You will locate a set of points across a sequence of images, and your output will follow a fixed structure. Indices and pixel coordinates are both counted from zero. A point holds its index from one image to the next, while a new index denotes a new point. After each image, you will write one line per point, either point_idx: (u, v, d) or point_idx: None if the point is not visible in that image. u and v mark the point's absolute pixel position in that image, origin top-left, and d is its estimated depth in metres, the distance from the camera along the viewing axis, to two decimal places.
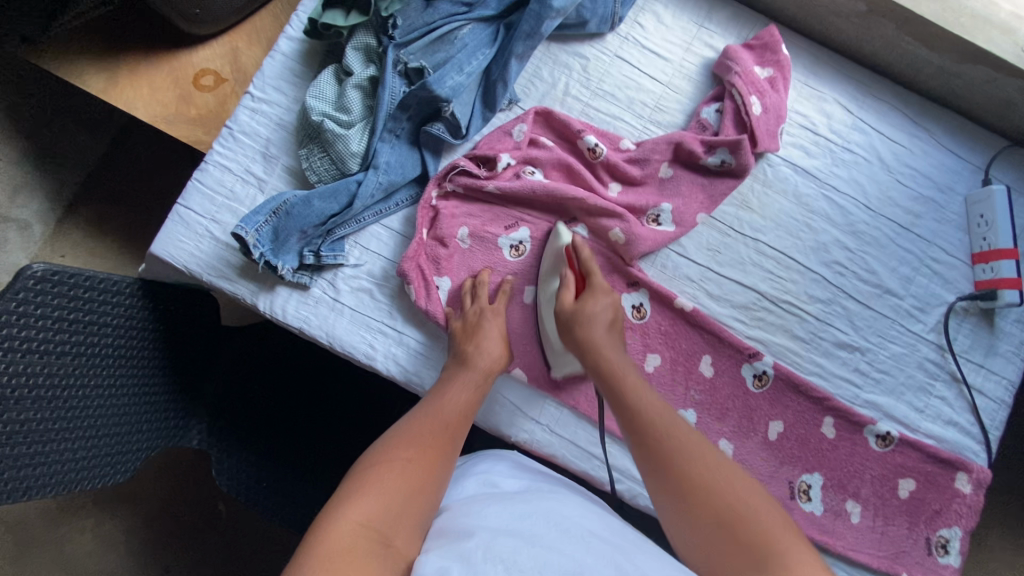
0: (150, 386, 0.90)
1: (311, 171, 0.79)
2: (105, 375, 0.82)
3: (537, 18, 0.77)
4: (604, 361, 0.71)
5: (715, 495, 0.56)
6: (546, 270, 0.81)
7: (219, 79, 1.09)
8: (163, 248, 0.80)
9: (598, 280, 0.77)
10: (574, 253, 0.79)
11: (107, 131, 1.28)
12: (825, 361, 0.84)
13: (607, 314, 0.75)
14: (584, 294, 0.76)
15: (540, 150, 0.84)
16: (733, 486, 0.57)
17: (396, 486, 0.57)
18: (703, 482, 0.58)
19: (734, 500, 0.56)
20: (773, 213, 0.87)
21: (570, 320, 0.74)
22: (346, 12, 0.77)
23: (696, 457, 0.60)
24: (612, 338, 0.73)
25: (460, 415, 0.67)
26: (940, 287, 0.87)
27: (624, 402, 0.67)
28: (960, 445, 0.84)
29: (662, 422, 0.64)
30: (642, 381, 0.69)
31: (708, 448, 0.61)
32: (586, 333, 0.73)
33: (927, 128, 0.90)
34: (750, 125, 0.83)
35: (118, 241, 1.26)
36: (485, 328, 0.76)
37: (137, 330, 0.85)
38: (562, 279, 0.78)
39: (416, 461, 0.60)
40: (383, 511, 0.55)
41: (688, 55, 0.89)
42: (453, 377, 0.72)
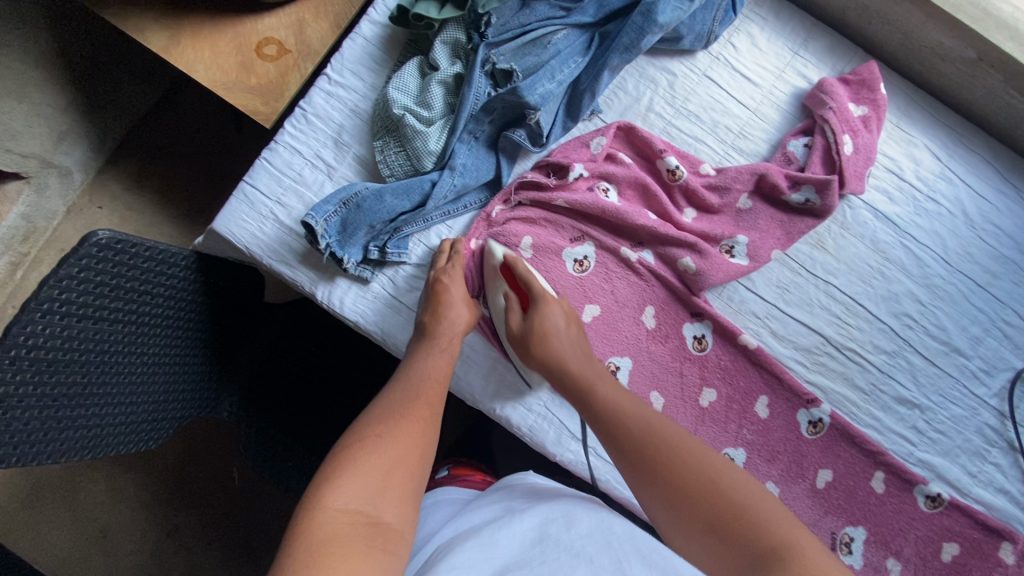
0: (190, 361, 0.89)
1: (384, 164, 0.77)
2: (151, 345, 0.79)
3: (639, 31, 0.74)
4: (571, 372, 0.66)
5: (703, 490, 0.53)
6: (489, 282, 0.77)
7: (283, 50, 1.05)
8: (225, 225, 0.78)
9: (540, 290, 0.72)
10: (512, 271, 0.75)
11: (156, 86, 1.25)
12: (882, 415, 0.82)
13: (559, 324, 0.70)
14: (531, 308, 0.72)
15: (617, 166, 0.81)
16: (720, 476, 0.55)
17: (380, 463, 0.56)
18: (695, 483, 0.54)
19: (726, 488, 0.53)
20: (848, 256, 0.84)
21: (525, 342, 0.69)
22: (440, 5, 0.74)
23: (682, 455, 0.57)
24: (573, 343, 0.70)
25: (438, 384, 0.66)
26: (1009, 351, 0.84)
27: (598, 409, 0.63)
28: (1010, 515, 0.82)
29: (638, 424, 0.60)
30: (614, 387, 0.65)
31: (691, 440, 0.58)
32: (544, 349, 0.68)
33: (1016, 185, 0.87)
34: (840, 165, 0.80)
35: (159, 198, 1.25)
36: (444, 291, 0.72)
37: (182, 304, 0.83)
38: (507, 302, 0.73)
39: (395, 436, 0.58)
40: (367, 490, 0.53)
41: (779, 82, 0.86)
42: (421, 353, 0.69)
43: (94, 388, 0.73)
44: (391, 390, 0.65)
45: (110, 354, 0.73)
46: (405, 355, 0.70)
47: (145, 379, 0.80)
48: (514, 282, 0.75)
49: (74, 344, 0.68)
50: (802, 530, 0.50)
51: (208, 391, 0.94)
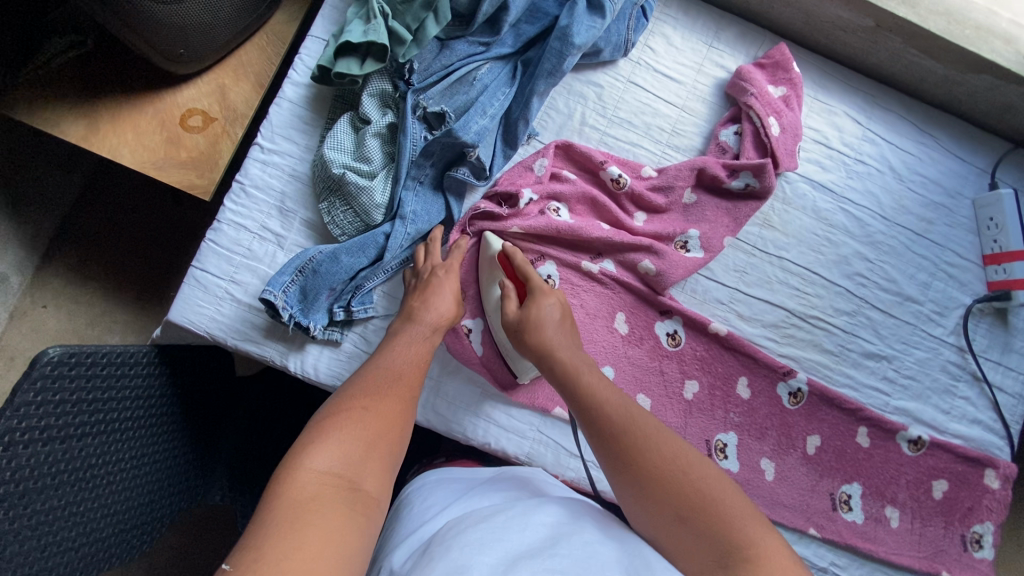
0: (173, 447, 0.86)
1: (334, 225, 0.76)
2: (126, 445, 0.77)
3: (558, 55, 0.76)
4: (559, 362, 0.68)
5: (676, 482, 0.56)
6: (487, 273, 0.78)
7: (208, 119, 1.03)
8: (182, 314, 0.76)
9: (537, 284, 0.74)
10: (509, 261, 0.76)
11: (81, 171, 1.20)
12: (855, 372, 0.86)
13: (554, 314, 0.72)
14: (526, 299, 0.73)
15: (563, 184, 0.82)
16: (694, 471, 0.57)
17: (361, 433, 0.56)
18: (666, 471, 0.57)
19: (697, 481, 0.56)
20: (795, 230, 0.88)
21: (517, 328, 0.71)
22: (361, 60, 0.73)
23: (657, 445, 0.59)
24: (565, 335, 0.71)
25: (417, 367, 0.66)
26: (956, 290, 0.90)
27: (581, 393, 0.65)
28: (987, 443, 0.87)
29: (618, 415, 0.62)
30: (599, 376, 0.67)
31: (669, 435, 0.60)
32: (536, 337, 0.70)
33: (933, 134, 0.92)
34: (771, 147, 0.84)
35: (107, 287, 1.19)
36: (437, 283, 0.72)
37: (150, 396, 0.81)
38: (502, 289, 0.74)
39: (379, 409, 0.59)
40: (346, 457, 0.53)
41: (701, 77, 0.89)
42: (400, 332, 0.69)
43: (78, 499, 0.70)
44: (373, 364, 0.65)
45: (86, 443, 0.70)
46: (387, 333, 0.71)
47: (129, 478, 0.77)
48: (512, 271, 0.76)
49: (44, 447, 0.65)
50: (766, 527, 0.53)
51: (197, 469, 0.91)
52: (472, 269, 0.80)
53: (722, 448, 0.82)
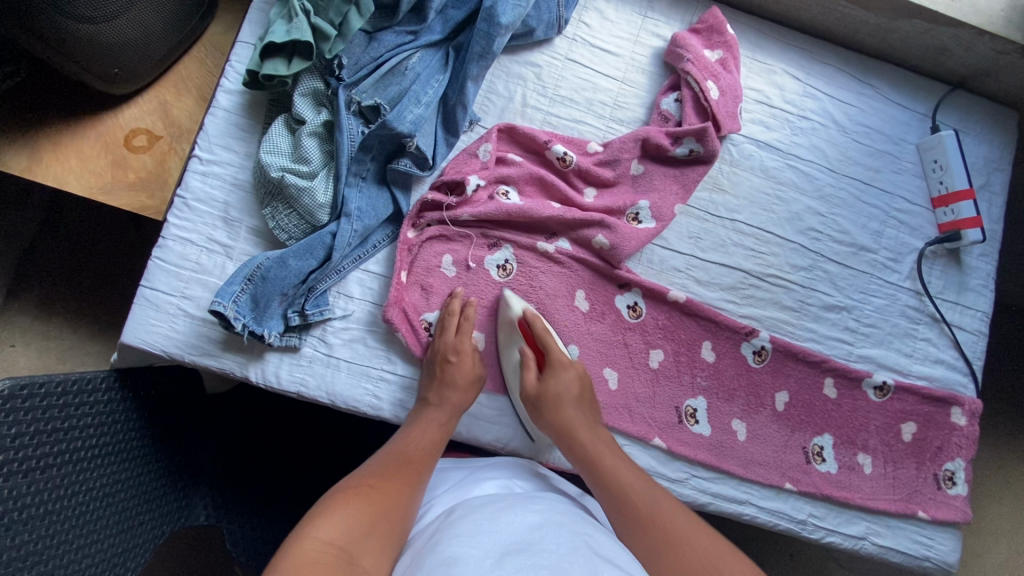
0: (151, 476, 0.85)
1: (280, 230, 0.75)
2: (98, 476, 0.76)
3: (487, 37, 0.76)
4: (579, 445, 0.71)
5: (690, 559, 0.60)
6: (504, 339, 0.80)
7: (154, 138, 1.01)
8: (135, 335, 0.75)
9: (557, 354, 0.77)
10: (528, 325, 0.78)
11: (38, 204, 1.18)
12: (816, 325, 0.87)
13: (573, 390, 0.75)
14: (546, 369, 0.76)
15: (509, 167, 0.82)
16: (707, 549, 0.61)
17: (367, 507, 0.58)
18: (679, 542, 0.61)
19: (706, 557, 0.60)
20: (745, 191, 0.88)
21: (539, 404, 0.73)
22: (287, 59, 0.72)
23: (672, 521, 0.63)
24: (583, 413, 0.74)
25: (427, 451, 0.69)
26: (909, 235, 0.91)
27: (605, 477, 0.68)
28: (951, 381, 0.88)
29: (646, 506, 0.65)
30: (617, 456, 0.71)
31: (681, 513, 0.65)
32: (556, 414, 0.73)
33: (873, 84, 0.93)
34: (711, 111, 0.84)
35: (73, 320, 1.17)
36: (452, 370, 0.75)
37: (123, 426, 0.81)
38: (523, 356, 0.77)
39: (384, 488, 0.62)
40: (349, 530, 0.55)
41: (638, 47, 0.89)
42: (416, 418, 0.73)
43: (49, 534, 0.70)
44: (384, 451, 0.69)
45: (54, 480, 0.71)
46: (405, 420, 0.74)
47: (102, 511, 0.77)
48: (530, 339, 0.79)
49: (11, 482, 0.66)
50: None
51: (180, 495, 0.90)
52: (491, 329, 0.81)
53: (693, 413, 0.83)
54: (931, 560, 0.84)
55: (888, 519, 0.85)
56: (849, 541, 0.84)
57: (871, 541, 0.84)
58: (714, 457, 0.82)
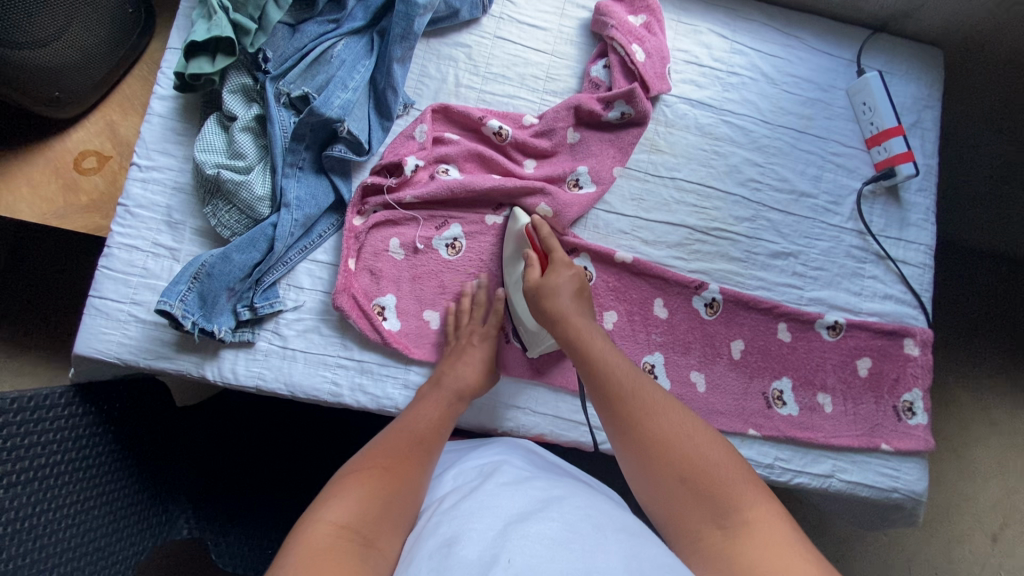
0: (129, 491, 0.84)
1: (222, 226, 0.76)
2: (71, 491, 0.76)
3: (407, 18, 0.79)
4: (571, 327, 0.70)
5: (677, 451, 0.56)
6: (514, 244, 0.82)
7: (103, 158, 0.99)
8: (88, 345, 0.75)
9: (560, 255, 0.77)
10: (535, 233, 0.79)
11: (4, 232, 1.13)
12: (764, 273, 0.89)
13: (571, 286, 0.74)
14: (547, 270, 0.76)
15: (447, 146, 0.83)
16: (698, 443, 0.56)
17: (380, 490, 0.56)
18: (673, 443, 0.57)
19: (700, 455, 0.56)
20: (682, 149, 0.90)
21: (535, 296, 0.74)
22: (211, 57, 0.74)
23: (663, 416, 0.59)
24: (578, 304, 0.73)
25: (435, 430, 0.66)
26: (847, 177, 0.93)
27: (591, 356, 0.66)
28: (901, 314, 0.90)
29: (629, 392, 0.62)
30: (608, 343, 0.68)
31: (668, 401, 0.60)
32: (551, 304, 0.72)
33: (798, 35, 0.96)
34: (638, 73, 0.86)
35: (43, 349, 1.11)
36: (469, 354, 0.76)
37: (89, 441, 0.79)
38: (526, 259, 0.77)
39: (398, 469, 0.59)
40: (361, 511, 0.53)
41: (564, 20, 0.91)
42: (422, 398, 0.71)
43: (37, 547, 0.71)
44: (390, 426, 0.66)
45: (20, 501, 0.70)
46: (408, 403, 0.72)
47: (76, 529, 0.76)
48: (534, 243, 0.80)
49: None
50: (772, 504, 0.52)
51: (161, 507, 0.88)
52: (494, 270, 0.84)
53: (651, 369, 0.84)
54: (900, 491, 0.86)
55: (853, 455, 0.86)
56: (817, 480, 0.85)
57: (838, 478, 0.85)
58: None
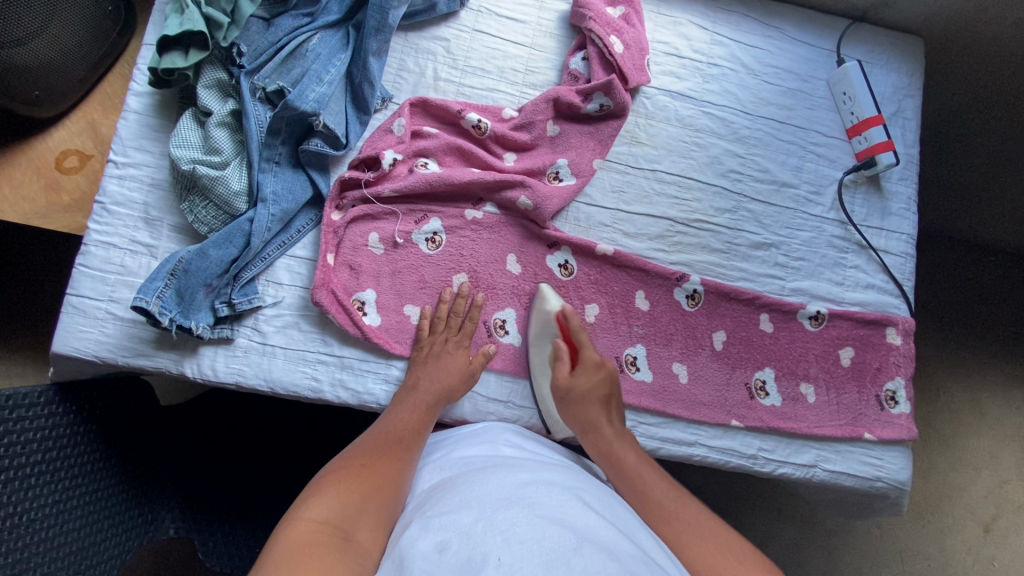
0: (111, 490, 0.83)
1: (199, 222, 0.76)
2: (52, 491, 0.75)
3: (381, 10, 0.80)
4: (603, 438, 0.71)
5: (713, 568, 0.56)
6: (541, 331, 0.82)
7: (85, 157, 0.99)
8: (65, 343, 0.74)
9: (590, 353, 0.78)
10: (565, 322, 0.80)
11: None
12: (746, 264, 0.89)
13: (602, 391, 0.75)
14: (578, 363, 0.77)
15: (426, 140, 0.83)
16: (736, 560, 0.57)
17: (359, 487, 0.57)
18: (705, 554, 0.57)
19: (733, 567, 0.56)
20: (663, 141, 0.90)
21: (565, 398, 0.75)
22: (185, 52, 0.74)
23: (699, 531, 0.60)
24: (609, 411, 0.74)
25: (414, 429, 0.69)
26: (829, 167, 0.93)
27: (628, 473, 0.67)
28: (883, 304, 0.90)
29: (662, 505, 0.63)
30: (639, 453, 0.70)
31: (705, 519, 0.61)
32: (581, 409, 0.74)
33: (778, 26, 0.96)
34: (617, 64, 0.86)
35: (25, 351, 1.10)
36: (446, 359, 0.76)
37: (71, 441, 0.78)
38: (555, 351, 0.78)
39: (377, 467, 0.60)
40: (342, 508, 0.54)
41: (543, 12, 0.91)
42: (400, 401, 0.73)
43: (20, 546, 0.71)
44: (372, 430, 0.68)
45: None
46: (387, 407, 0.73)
47: (58, 529, 0.75)
48: (564, 335, 0.80)
49: None
50: None
51: (147, 508, 0.87)
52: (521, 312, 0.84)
53: (633, 361, 0.84)
54: (884, 480, 0.86)
55: (836, 445, 0.86)
56: (801, 470, 0.85)
57: (821, 468, 0.85)
58: (659, 402, 0.83)
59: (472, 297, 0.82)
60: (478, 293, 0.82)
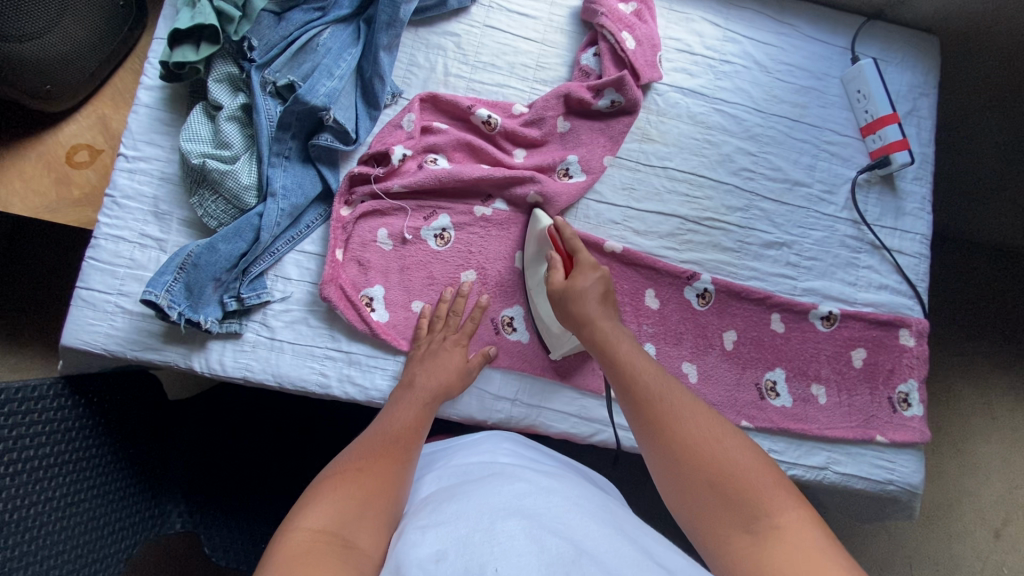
0: (120, 485, 0.83)
1: (208, 217, 0.76)
2: (62, 485, 0.75)
3: (393, 5, 0.79)
4: (595, 329, 0.68)
5: (703, 456, 0.53)
6: (538, 244, 0.80)
7: (95, 151, 0.99)
8: (75, 336, 0.74)
9: (585, 256, 0.74)
10: (558, 234, 0.77)
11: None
12: (758, 263, 0.88)
13: (597, 289, 0.71)
14: (572, 269, 0.73)
15: (436, 135, 0.83)
16: (725, 448, 0.53)
17: (358, 492, 0.55)
18: (697, 443, 0.54)
19: (726, 458, 0.53)
20: (674, 138, 0.89)
21: (562, 300, 0.71)
22: (196, 45, 0.74)
23: (689, 418, 0.56)
24: (606, 310, 0.71)
25: (414, 427, 0.66)
26: (842, 166, 0.92)
27: (618, 365, 0.63)
28: (896, 304, 0.89)
29: (650, 391, 0.59)
30: (631, 342, 0.66)
31: (694, 407, 0.57)
32: (578, 310, 0.70)
33: (792, 23, 0.95)
34: (629, 61, 0.86)
35: (36, 346, 1.11)
36: (443, 357, 0.75)
37: (82, 435, 0.78)
38: (550, 262, 0.75)
39: (374, 469, 0.58)
40: (340, 515, 0.52)
41: (554, 8, 0.90)
42: (398, 400, 0.70)
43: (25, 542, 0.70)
44: (370, 429, 0.65)
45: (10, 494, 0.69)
46: (386, 404, 0.71)
47: (68, 524, 0.75)
48: (558, 245, 0.77)
49: None
50: (801, 509, 0.49)
51: (154, 503, 0.88)
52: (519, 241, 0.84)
53: None
54: (896, 483, 0.85)
55: (848, 447, 0.85)
56: (811, 472, 0.84)
57: (832, 470, 0.84)
58: None
59: (471, 298, 0.81)
60: (479, 293, 0.81)
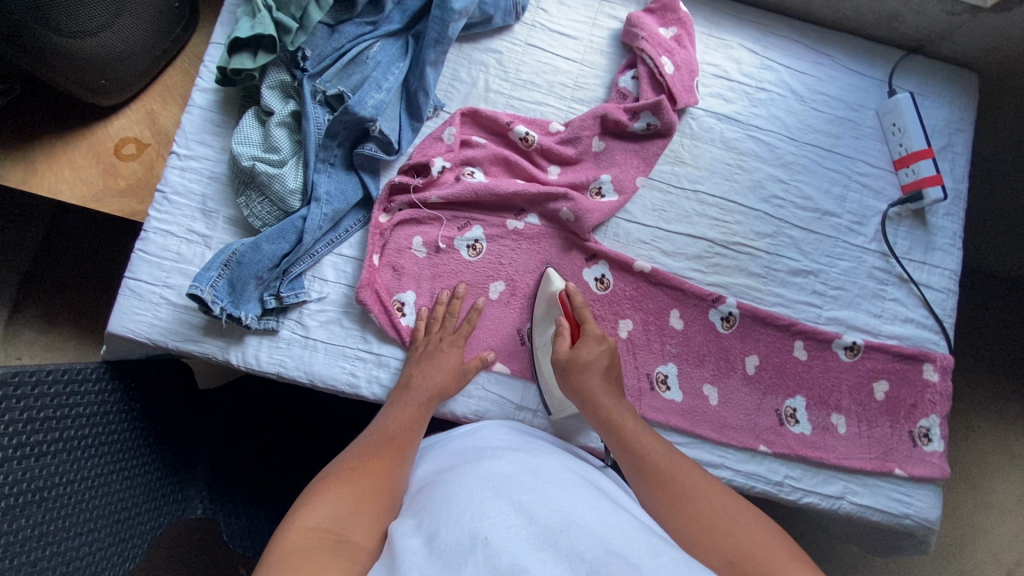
0: (147, 467, 0.85)
1: (254, 217, 0.79)
2: (97, 463, 0.78)
3: (442, 23, 0.82)
4: (605, 410, 0.71)
5: (722, 534, 0.56)
6: (547, 310, 0.82)
7: (142, 145, 1.03)
8: (120, 324, 0.78)
9: (591, 326, 0.77)
10: (569, 299, 0.79)
11: (44, 216, 1.17)
12: (784, 290, 0.89)
13: (601, 361, 0.74)
14: (579, 338, 0.76)
15: (474, 149, 0.85)
16: (742, 531, 0.56)
17: (352, 491, 0.56)
18: (718, 526, 0.57)
19: (741, 535, 0.56)
20: (706, 162, 0.90)
21: (566, 370, 0.74)
22: (253, 53, 0.77)
23: (704, 502, 0.60)
24: (610, 385, 0.73)
25: (410, 428, 0.67)
26: (873, 198, 0.92)
27: (632, 450, 0.66)
28: (921, 339, 0.89)
29: (670, 479, 0.62)
30: (639, 425, 0.70)
31: (704, 487, 0.62)
32: (583, 381, 0.72)
33: (829, 54, 0.96)
34: (666, 85, 0.87)
35: (75, 330, 1.15)
36: (438, 358, 0.77)
37: (116, 417, 0.81)
38: (557, 326, 0.78)
39: (368, 469, 0.59)
40: (336, 513, 0.53)
41: (596, 30, 0.92)
42: (395, 403, 0.72)
43: (51, 519, 0.72)
44: (367, 432, 0.67)
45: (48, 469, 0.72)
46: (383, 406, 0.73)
47: (99, 501, 0.78)
48: (566, 308, 0.79)
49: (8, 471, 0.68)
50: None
51: (177, 487, 0.90)
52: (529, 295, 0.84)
53: (664, 379, 0.84)
54: (912, 518, 0.84)
55: (865, 478, 0.85)
56: (827, 500, 0.84)
57: (848, 500, 0.84)
58: (688, 422, 0.83)
59: (467, 303, 0.83)
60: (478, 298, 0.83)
